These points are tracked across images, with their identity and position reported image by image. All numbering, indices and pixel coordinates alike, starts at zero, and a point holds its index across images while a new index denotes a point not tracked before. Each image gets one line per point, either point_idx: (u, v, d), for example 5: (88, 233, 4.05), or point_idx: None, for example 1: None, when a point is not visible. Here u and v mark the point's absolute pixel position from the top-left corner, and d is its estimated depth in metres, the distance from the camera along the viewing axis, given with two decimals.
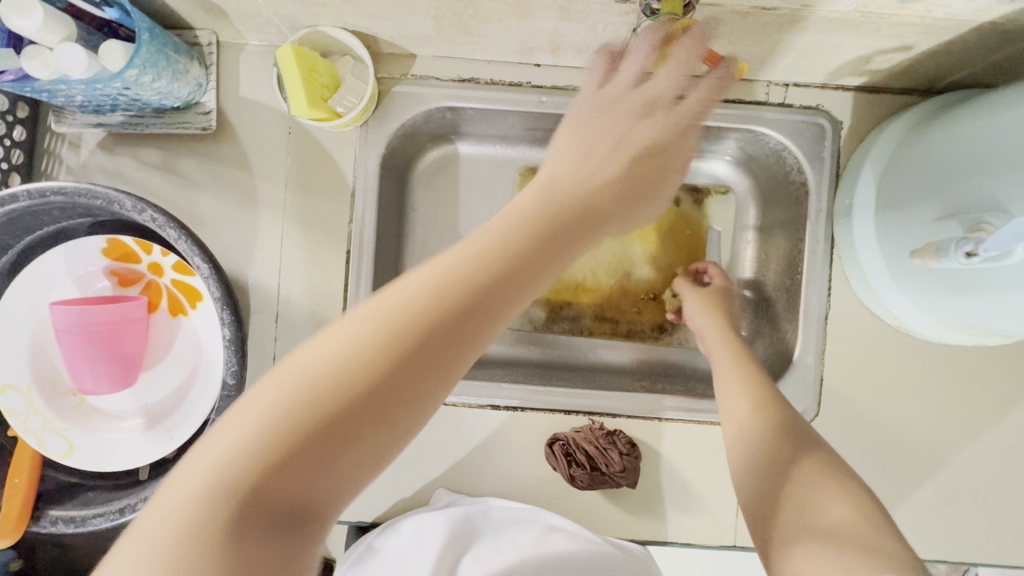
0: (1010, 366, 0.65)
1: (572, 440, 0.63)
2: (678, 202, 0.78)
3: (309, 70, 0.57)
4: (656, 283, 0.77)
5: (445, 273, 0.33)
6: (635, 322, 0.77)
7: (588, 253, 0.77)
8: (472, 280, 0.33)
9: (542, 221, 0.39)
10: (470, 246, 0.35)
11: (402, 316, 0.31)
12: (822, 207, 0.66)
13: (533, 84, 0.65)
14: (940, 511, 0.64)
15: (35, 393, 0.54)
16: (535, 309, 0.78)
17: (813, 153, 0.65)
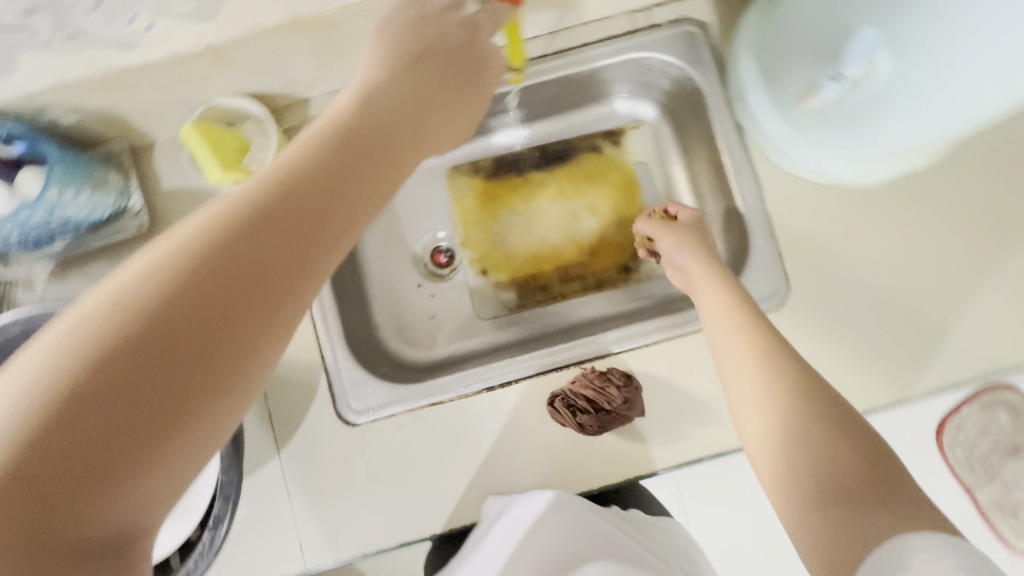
0: (948, 185, 0.67)
1: (569, 391, 0.64)
2: (599, 150, 0.81)
3: (214, 140, 0.62)
4: (605, 230, 0.80)
5: (204, 242, 0.31)
6: (599, 272, 0.79)
7: (535, 225, 0.80)
8: (248, 241, 0.31)
9: (323, 155, 0.37)
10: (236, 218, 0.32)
11: (152, 302, 0.28)
12: (721, 103, 0.69)
13: None
14: (942, 340, 0.64)
15: None
16: (505, 293, 0.80)
17: (693, 58, 0.69)
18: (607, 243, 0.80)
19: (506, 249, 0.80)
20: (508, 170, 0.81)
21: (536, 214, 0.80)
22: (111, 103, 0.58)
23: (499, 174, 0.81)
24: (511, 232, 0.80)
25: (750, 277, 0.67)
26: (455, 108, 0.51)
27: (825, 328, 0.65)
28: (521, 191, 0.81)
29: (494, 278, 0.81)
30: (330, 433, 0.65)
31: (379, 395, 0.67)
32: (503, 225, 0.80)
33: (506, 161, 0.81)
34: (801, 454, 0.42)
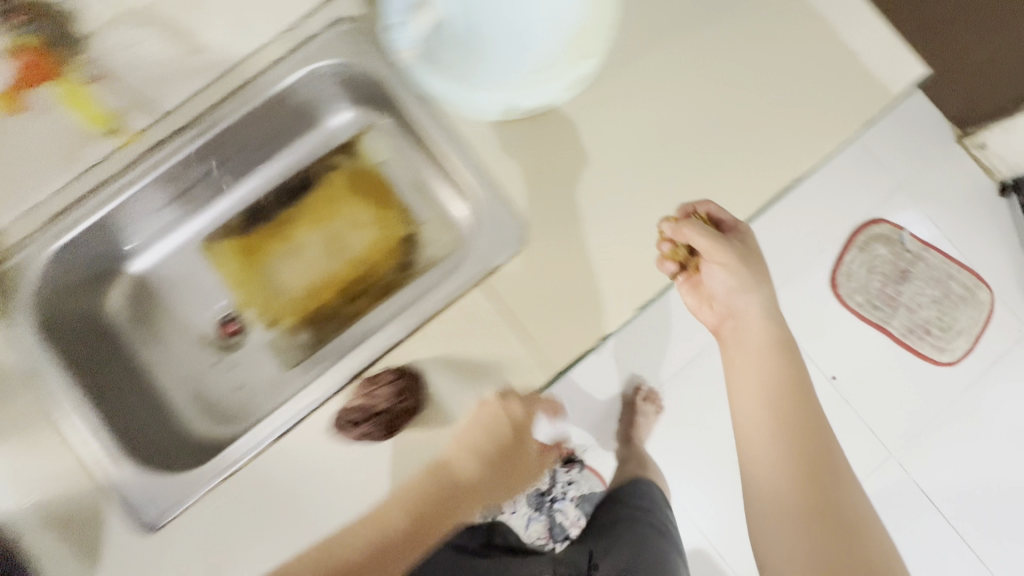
0: (620, 74, 0.70)
1: (347, 410, 0.61)
2: (337, 166, 0.81)
3: None
4: (370, 239, 0.80)
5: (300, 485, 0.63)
6: (380, 279, 0.78)
7: (302, 262, 0.79)
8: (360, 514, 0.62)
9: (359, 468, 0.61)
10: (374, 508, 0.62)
11: (349, 555, 0.62)
12: (396, 81, 0.72)
13: (115, 173, 0.70)
14: (664, 212, 0.68)
15: None
16: (297, 337, 0.78)
17: (358, 52, 0.72)
18: (377, 249, 0.80)
19: (284, 292, 0.79)
20: (258, 221, 0.81)
21: (299, 251, 0.80)
22: None
23: (251, 225, 0.81)
24: (282, 277, 0.80)
25: (487, 229, 0.68)
26: (515, 463, 0.71)
27: (565, 246, 0.67)
28: (277, 232, 0.81)
29: (283, 328, 0.79)
30: (133, 553, 0.61)
31: (171, 493, 0.63)
32: (275, 275, 0.81)
33: (253, 214, 0.81)
34: (801, 546, 0.58)
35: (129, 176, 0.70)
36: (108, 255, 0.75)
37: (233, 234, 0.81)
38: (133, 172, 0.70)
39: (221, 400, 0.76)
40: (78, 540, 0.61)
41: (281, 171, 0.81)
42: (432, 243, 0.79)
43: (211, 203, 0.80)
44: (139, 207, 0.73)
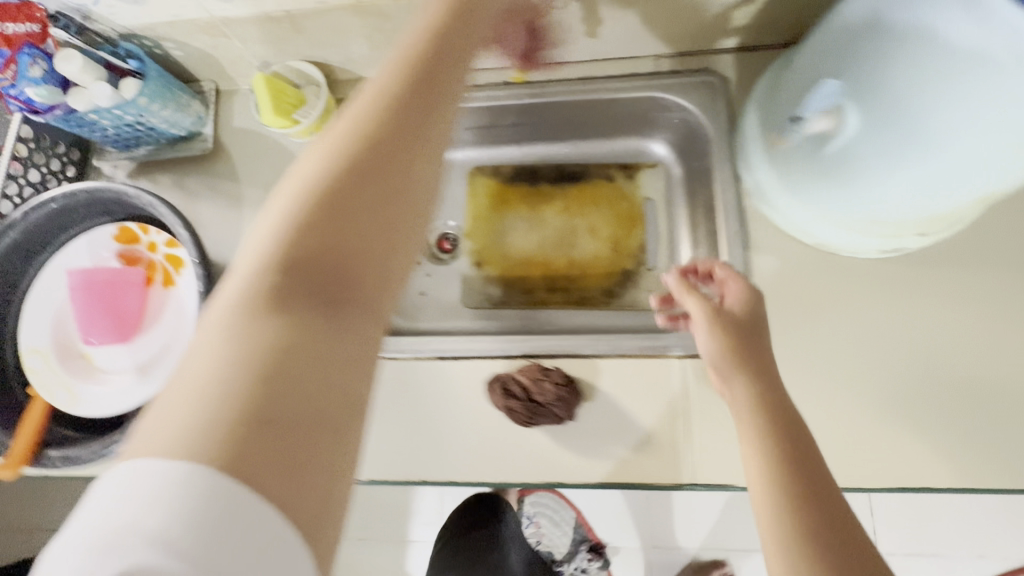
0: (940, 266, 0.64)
1: (510, 376, 0.65)
2: (612, 179, 0.85)
3: (276, 92, 0.74)
4: (600, 248, 0.83)
5: (340, 151, 0.34)
6: (583, 284, 0.82)
7: (537, 233, 0.85)
8: (381, 152, 0.34)
9: (345, 166, 0.33)
10: (328, 183, 0.33)
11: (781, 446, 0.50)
12: (725, 151, 0.71)
13: (460, 87, 0.78)
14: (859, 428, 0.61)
15: (52, 354, 0.65)
16: (502, 288, 0.84)
17: (708, 107, 0.73)
18: (604, 264, 0.82)
19: (503, 246, 0.86)
20: (522, 182, 0.88)
21: (538, 225, 0.86)
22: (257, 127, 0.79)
23: (517, 182, 0.88)
24: (511, 238, 0.86)
25: None
26: None
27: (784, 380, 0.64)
28: (532, 199, 0.87)
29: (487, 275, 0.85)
30: None
31: None
32: (498, 248, 0.86)
33: (521, 175, 0.88)
34: None
35: (477, 94, 0.79)
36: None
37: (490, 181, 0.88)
38: (490, 91, 0.79)
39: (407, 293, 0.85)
40: None
41: (567, 153, 0.87)
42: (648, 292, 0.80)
43: (509, 146, 0.88)
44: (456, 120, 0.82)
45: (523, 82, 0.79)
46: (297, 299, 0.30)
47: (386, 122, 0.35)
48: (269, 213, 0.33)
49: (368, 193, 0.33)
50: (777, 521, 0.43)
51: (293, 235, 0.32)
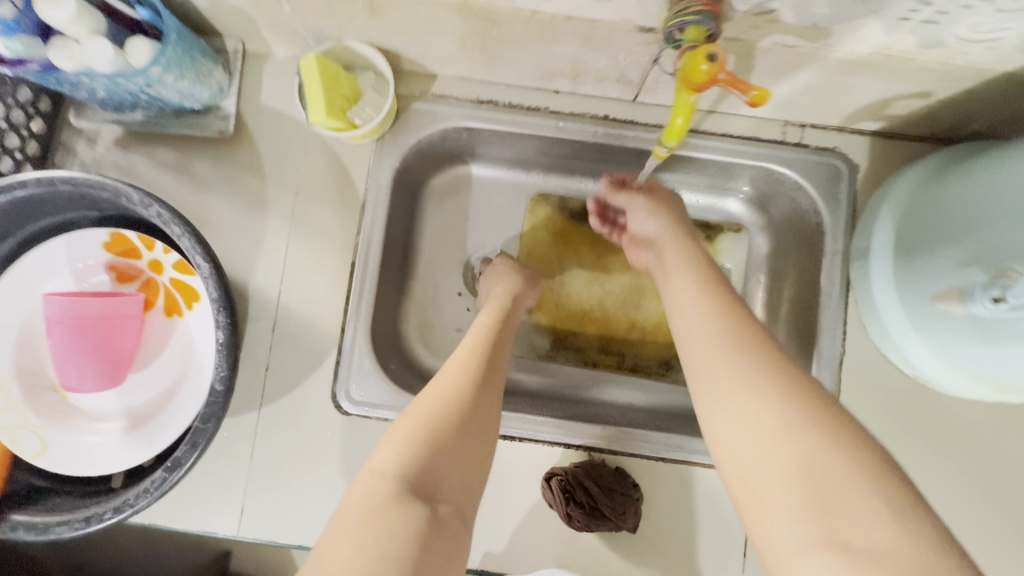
0: None
1: (572, 476, 0.60)
2: None
3: (330, 80, 0.58)
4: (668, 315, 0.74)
5: (455, 392, 0.46)
6: (642, 352, 0.73)
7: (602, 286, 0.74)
8: (479, 396, 0.47)
9: (457, 414, 0.45)
10: (442, 416, 0.44)
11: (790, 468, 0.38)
12: (838, 249, 0.63)
13: (551, 110, 0.65)
14: None
15: (15, 386, 0.52)
16: (552, 340, 0.73)
17: (830, 195, 0.63)
18: (669, 333, 0.74)
19: (559, 293, 0.74)
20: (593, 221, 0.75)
21: (603, 275, 0.75)
22: (293, 112, 0.64)
23: (581, 220, 0.75)
24: (571, 284, 0.74)
25: None
26: None
27: None
28: (597, 245, 0.75)
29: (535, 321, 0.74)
30: (315, 406, 0.62)
31: (379, 392, 0.62)
32: (553, 294, 0.74)
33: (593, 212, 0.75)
34: None
35: (586, 125, 0.65)
36: (463, 142, 0.68)
37: (556, 214, 0.74)
38: (602, 124, 0.65)
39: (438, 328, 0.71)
40: (290, 361, 0.62)
41: None
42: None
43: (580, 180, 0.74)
44: (534, 145, 0.68)
45: (625, 121, 0.65)
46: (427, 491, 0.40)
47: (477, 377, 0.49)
48: (409, 412, 0.45)
49: (472, 423, 0.45)
50: (712, 351, 0.44)
51: (433, 438, 0.42)
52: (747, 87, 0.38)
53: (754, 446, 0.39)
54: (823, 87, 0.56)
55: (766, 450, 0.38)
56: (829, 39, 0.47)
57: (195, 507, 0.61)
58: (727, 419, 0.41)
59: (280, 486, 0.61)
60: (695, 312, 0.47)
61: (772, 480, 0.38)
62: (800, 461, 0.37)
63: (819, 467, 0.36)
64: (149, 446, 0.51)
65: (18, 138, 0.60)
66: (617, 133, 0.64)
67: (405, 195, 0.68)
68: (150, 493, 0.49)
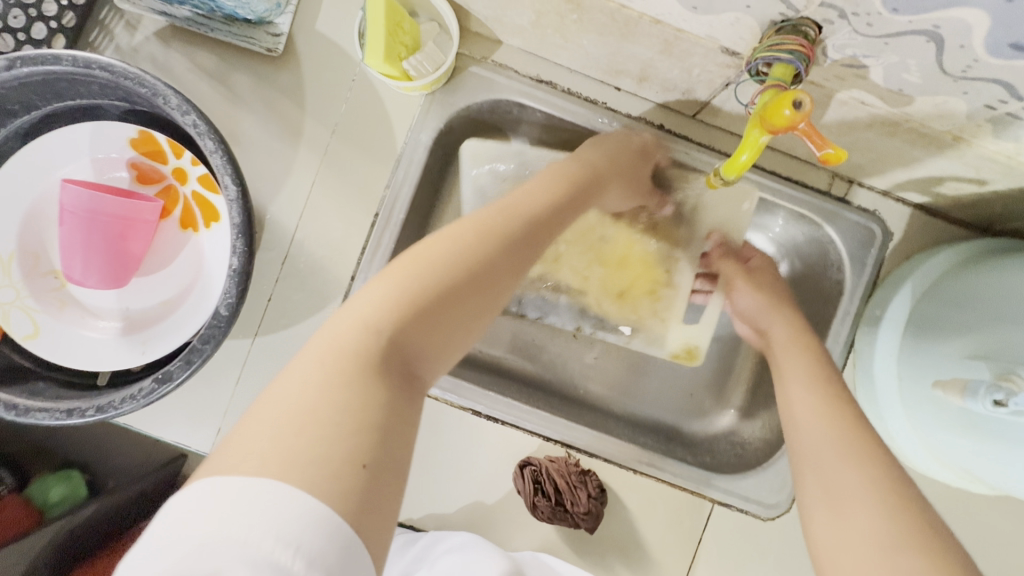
0: (988, 518, 0.63)
1: (545, 468, 0.61)
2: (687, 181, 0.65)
3: (395, 24, 0.55)
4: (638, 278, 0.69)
5: (444, 258, 0.39)
6: (609, 314, 0.70)
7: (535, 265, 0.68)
8: (485, 261, 0.41)
9: (401, 320, 0.36)
10: (370, 332, 0.35)
11: (862, 520, 0.39)
12: (851, 311, 0.63)
13: (608, 106, 0.64)
14: None
15: (14, 264, 0.50)
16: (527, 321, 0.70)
17: (858, 257, 0.63)
18: (636, 295, 0.69)
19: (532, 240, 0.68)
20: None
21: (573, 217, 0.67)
22: (348, 46, 0.61)
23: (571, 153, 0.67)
24: (563, 264, 0.68)
25: (755, 475, 0.63)
26: None
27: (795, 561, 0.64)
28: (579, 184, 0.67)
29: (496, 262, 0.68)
30: None
31: None
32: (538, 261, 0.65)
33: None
34: None
35: (607, 124, 0.63)
36: (510, 118, 0.66)
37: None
38: (630, 121, 0.63)
39: None
40: (293, 298, 0.62)
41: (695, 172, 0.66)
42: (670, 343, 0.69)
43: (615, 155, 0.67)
44: (580, 137, 0.67)
45: (679, 135, 0.63)
46: (401, 354, 0.35)
47: (467, 265, 0.40)
48: (344, 316, 0.36)
49: (445, 306, 0.38)
50: (822, 441, 0.46)
51: (375, 335, 0.35)
52: (822, 142, 0.38)
53: (837, 514, 0.40)
54: (883, 150, 0.55)
55: (844, 516, 0.40)
56: (908, 107, 0.47)
57: (169, 418, 0.61)
58: (825, 498, 0.42)
59: None
60: (806, 409, 0.49)
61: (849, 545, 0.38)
62: (882, 535, 0.37)
63: (899, 564, 0.35)
64: (142, 353, 0.51)
65: (55, 7, 0.56)
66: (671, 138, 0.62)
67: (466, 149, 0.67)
68: (135, 400, 0.48)
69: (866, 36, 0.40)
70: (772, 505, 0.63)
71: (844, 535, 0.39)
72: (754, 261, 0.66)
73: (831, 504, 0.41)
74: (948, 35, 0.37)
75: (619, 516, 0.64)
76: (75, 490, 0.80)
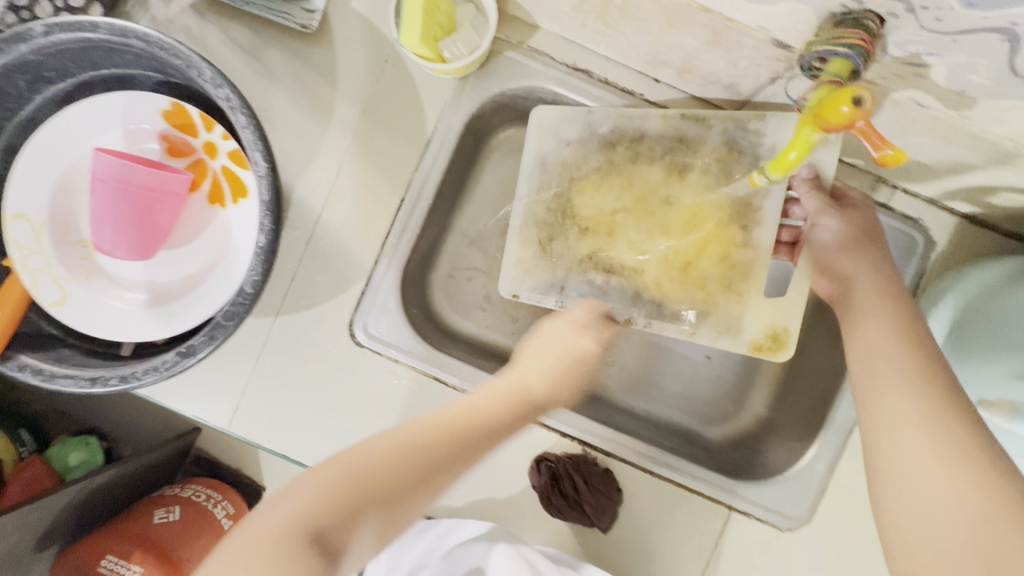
0: None
1: (562, 465, 0.61)
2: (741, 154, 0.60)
3: (433, 3, 0.54)
4: (708, 244, 0.60)
5: (393, 453, 0.41)
6: (669, 293, 0.62)
7: (587, 237, 0.63)
8: (421, 466, 0.41)
9: (393, 471, 0.40)
10: (375, 469, 0.40)
11: (969, 519, 0.35)
12: None
13: (645, 98, 0.62)
14: None
15: (45, 231, 0.50)
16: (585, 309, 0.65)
17: (897, 266, 0.61)
18: (704, 266, 0.61)
19: (585, 203, 0.63)
20: (660, 144, 0.61)
21: (630, 185, 0.62)
22: (383, 26, 0.60)
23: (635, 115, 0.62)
24: (619, 237, 0.62)
25: (776, 485, 0.62)
26: None
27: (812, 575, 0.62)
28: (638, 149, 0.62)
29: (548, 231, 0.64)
30: (329, 329, 0.61)
31: (397, 334, 0.61)
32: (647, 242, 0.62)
33: (670, 140, 0.61)
34: None
35: (710, 132, 0.60)
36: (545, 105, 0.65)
37: (622, 145, 0.62)
38: (734, 130, 0.59)
39: (466, 285, 0.69)
40: (316, 279, 0.61)
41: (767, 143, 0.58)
42: (750, 329, 0.61)
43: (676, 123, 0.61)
44: None
45: None
46: (321, 548, 0.35)
47: (421, 449, 0.42)
48: (274, 507, 0.37)
49: (384, 504, 0.39)
50: (901, 403, 0.41)
51: (307, 531, 0.35)
52: (881, 143, 0.37)
53: (935, 510, 0.37)
54: (934, 155, 0.53)
55: (943, 513, 0.36)
56: (970, 110, 0.44)
57: (187, 392, 0.61)
58: (903, 469, 0.39)
59: (275, 396, 0.61)
60: (885, 363, 0.44)
61: (953, 555, 0.35)
62: (990, 542, 0.34)
63: (995, 555, 0.33)
64: (166, 326, 0.51)
65: None
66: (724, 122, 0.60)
67: (537, 113, 0.64)
68: (159, 372, 0.48)
69: (933, 32, 0.37)
70: (791, 515, 0.61)
71: (948, 538, 0.35)
72: (848, 201, 0.56)
73: (923, 494, 0.38)
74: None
75: (633, 518, 0.62)
76: (91, 457, 0.79)
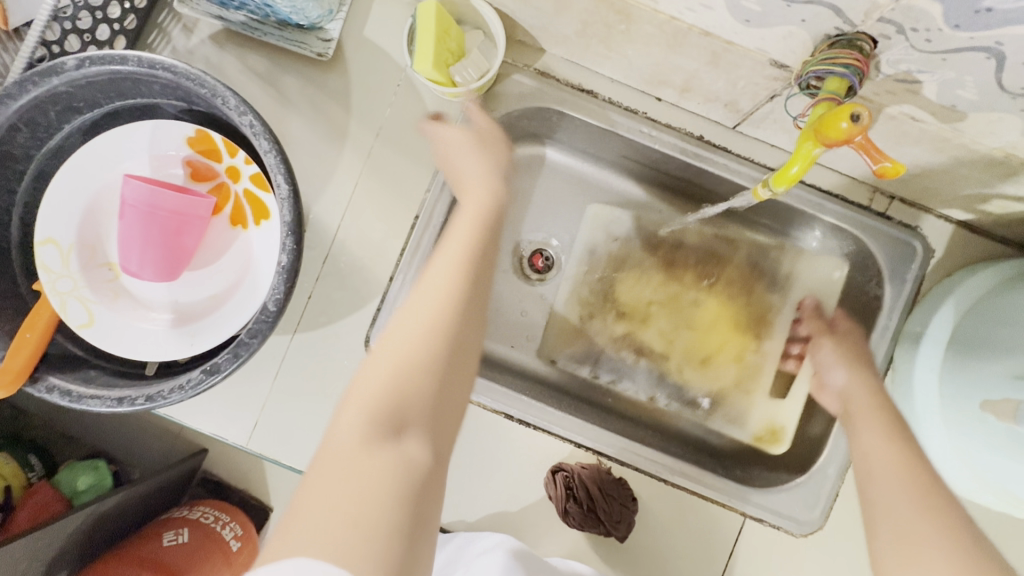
0: None
1: (577, 475, 0.61)
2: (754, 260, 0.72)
3: (443, 31, 0.57)
4: (727, 350, 0.72)
5: (413, 337, 0.41)
6: (689, 381, 0.72)
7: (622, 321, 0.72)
8: (442, 350, 0.42)
9: (434, 350, 0.41)
10: (414, 355, 0.41)
11: None
12: (889, 325, 0.63)
13: (647, 116, 0.64)
14: None
15: (74, 255, 0.52)
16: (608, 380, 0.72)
17: (897, 272, 0.63)
18: (721, 361, 0.72)
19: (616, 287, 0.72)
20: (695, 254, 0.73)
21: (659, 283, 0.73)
22: (396, 53, 0.63)
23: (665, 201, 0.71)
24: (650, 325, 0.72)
25: (789, 491, 0.63)
26: None
27: None
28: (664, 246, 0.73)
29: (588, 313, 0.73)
30: (345, 345, 0.62)
31: None
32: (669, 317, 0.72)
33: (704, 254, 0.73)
34: None
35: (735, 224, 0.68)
36: (551, 125, 0.67)
37: (655, 246, 0.73)
38: (760, 256, 0.72)
39: None
40: (333, 297, 0.63)
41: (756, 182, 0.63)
42: (753, 422, 0.71)
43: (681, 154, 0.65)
44: (619, 144, 0.67)
45: (717, 146, 0.64)
46: (401, 434, 0.38)
47: (436, 331, 0.42)
48: (342, 418, 0.39)
49: (432, 390, 0.40)
50: (894, 486, 0.43)
51: (385, 424, 0.38)
52: (879, 156, 0.39)
53: None
54: (928, 166, 0.55)
55: None
56: (960, 123, 0.47)
57: (204, 410, 0.62)
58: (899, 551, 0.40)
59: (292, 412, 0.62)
60: (878, 450, 0.47)
61: None
62: None
63: None
64: (191, 345, 0.52)
65: (119, 9, 0.59)
66: (704, 154, 0.64)
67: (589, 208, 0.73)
68: (184, 390, 0.49)
69: (922, 52, 0.40)
70: (804, 521, 0.62)
71: None
72: (842, 324, 0.64)
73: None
74: (1009, 52, 0.37)
75: (648, 527, 0.63)
76: (99, 481, 0.78)
